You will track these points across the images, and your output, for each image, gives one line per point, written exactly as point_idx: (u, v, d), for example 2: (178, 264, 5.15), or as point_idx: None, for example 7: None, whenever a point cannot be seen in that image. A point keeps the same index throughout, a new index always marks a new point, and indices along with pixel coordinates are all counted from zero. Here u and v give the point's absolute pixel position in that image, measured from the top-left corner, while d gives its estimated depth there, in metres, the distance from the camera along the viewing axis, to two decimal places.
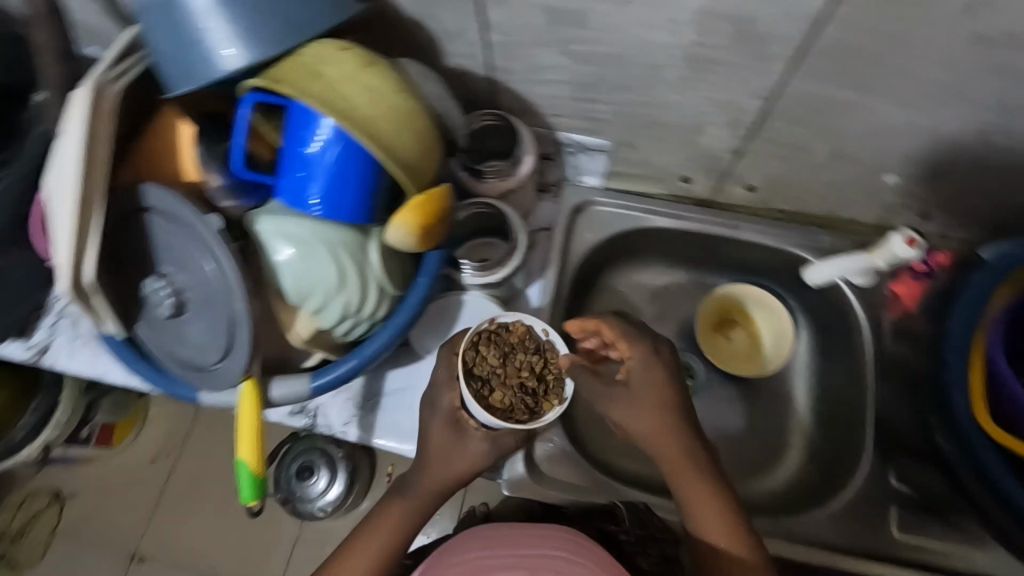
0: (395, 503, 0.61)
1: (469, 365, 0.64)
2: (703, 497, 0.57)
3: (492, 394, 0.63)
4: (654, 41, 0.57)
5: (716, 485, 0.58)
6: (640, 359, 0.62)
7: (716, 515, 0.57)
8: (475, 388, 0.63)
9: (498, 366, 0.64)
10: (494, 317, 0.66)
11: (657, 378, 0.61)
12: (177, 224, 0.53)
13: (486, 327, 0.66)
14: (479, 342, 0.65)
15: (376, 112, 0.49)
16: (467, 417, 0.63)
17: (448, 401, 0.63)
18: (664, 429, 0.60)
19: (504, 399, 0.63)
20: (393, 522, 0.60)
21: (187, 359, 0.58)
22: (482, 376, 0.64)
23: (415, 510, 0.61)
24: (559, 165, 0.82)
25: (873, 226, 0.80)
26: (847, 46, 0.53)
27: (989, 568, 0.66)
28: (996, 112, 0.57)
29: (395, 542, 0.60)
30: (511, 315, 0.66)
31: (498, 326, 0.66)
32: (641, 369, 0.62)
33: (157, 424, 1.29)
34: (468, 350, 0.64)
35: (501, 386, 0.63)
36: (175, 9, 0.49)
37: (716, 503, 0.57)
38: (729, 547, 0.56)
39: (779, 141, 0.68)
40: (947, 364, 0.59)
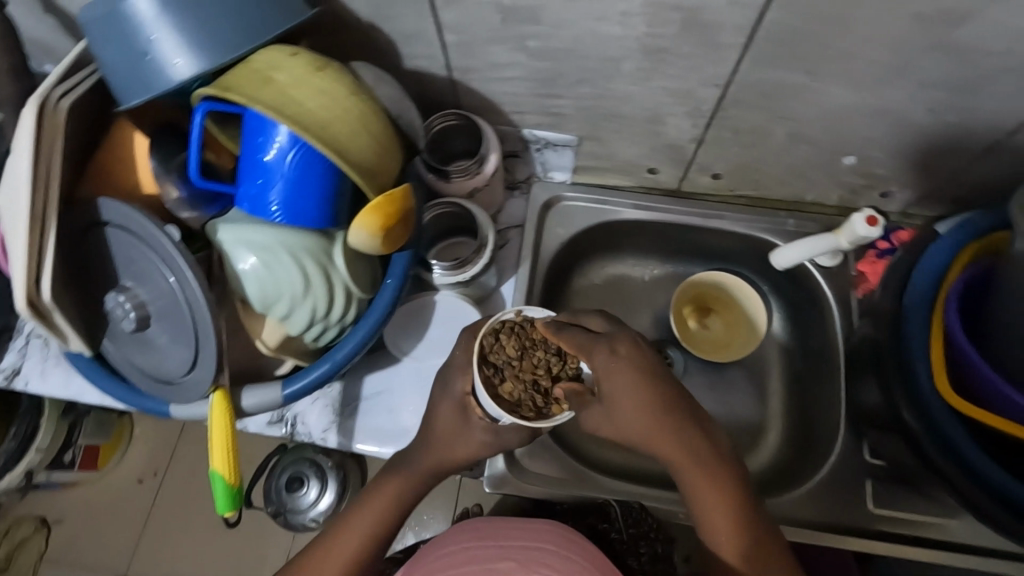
0: (392, 478, 0.62)
1: (485, 351, 0.61)
2: (707, 494, 0.54)
3: (502, 384, 0.59)
4: (607, 34, 0.57)
5: (720, 480, 0.54)
6: (604, 368, 0.54)
7: (724, 510, 0.53)
8: (486, 373, 0.59)
9: (514, 359, 0.61)
10: (522, 310, 0.63)
11: (636, 380, 0.53)
12: (134, 236, 0.53)
13: (511, 319, 0.63)
14: (501, 331, 0.62)
15: (330, 114, 0.50)
16: (473, 405, 0.60)
17: (458, 386, 0.61)
18: (653, 435, 0.54)
19: (514, 392, 0.59)
20: (389, 497, 0.61)
21: (155, 372, 0.57)
22: (496, 365, 0.60)
23: (410, 488, 0.61)
24: (527, 162, 0.82)
25: (837, 208, 0.82)
26: (794, 31, 0.54)
27: (965, 536, 0.68)
28: (943, 90, 0.58)
29: (387, 517, 0.61)
30: (539, 310, 0.63)
31: (524, 321, 0.63)
32: (606, 378, 0.54)
33: (142, 443, 1.28)
34: (488, 336, 0.61)
35: (514, 379, 0.60)
36: (120, 21, 0.49)
37: (723, 498, 0.54)
38: (737, 539, 0.53)
39: (738, 128, 0.69)
40: (907, 336, 0.60)
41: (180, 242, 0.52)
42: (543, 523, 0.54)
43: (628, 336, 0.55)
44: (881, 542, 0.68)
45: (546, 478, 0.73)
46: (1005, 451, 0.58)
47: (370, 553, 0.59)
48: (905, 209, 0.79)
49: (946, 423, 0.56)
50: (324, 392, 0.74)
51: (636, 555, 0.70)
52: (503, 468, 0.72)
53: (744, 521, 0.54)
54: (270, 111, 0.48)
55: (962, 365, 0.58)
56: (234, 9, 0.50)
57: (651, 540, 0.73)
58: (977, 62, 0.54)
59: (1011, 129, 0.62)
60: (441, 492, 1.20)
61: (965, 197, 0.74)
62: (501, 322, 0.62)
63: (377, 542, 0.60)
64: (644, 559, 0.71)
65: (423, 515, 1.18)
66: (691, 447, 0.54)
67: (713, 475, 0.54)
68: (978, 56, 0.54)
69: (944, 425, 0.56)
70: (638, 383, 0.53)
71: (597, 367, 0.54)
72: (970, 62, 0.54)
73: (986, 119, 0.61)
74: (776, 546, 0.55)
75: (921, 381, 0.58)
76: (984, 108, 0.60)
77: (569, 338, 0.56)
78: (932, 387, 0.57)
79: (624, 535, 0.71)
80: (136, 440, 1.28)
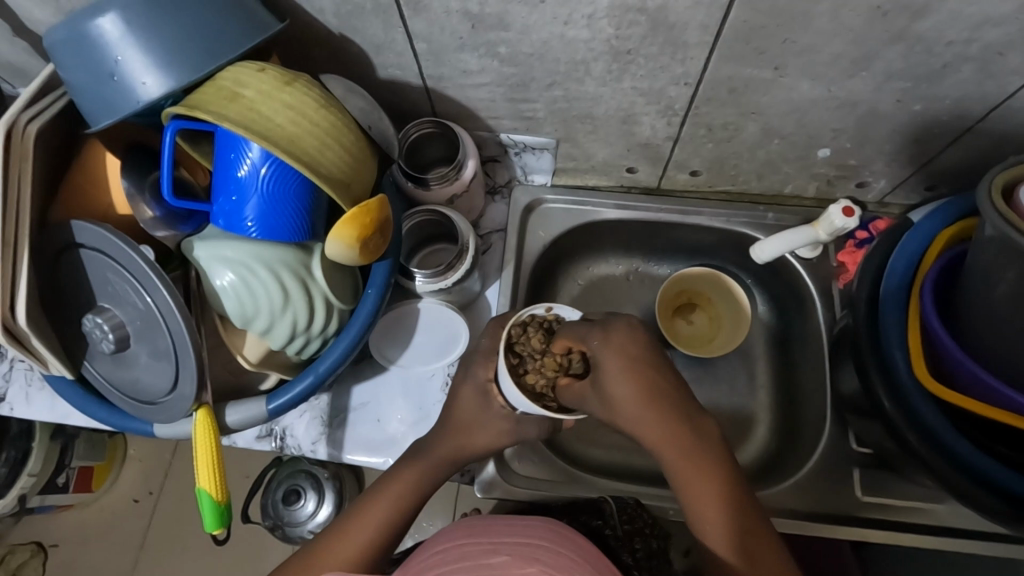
0: (408, 466, 0.62)
1: (512, 340, 0.62)
2: (694, 480, 0.54)
3: (525, 374, 0.61)
4: (573, 37, 0.58)
5: (710, 468, 0.54)
6: (599, 350, 0.57)
7: (711, 498, 0.53)
8: (512, 362, 0.61)
9: (538, 352, 0.62)
10: (552, 308, 0.64)
11: (622, 362, 0.56)
12: (107, 257, 0.52)
13: (542, 316, 0.64)
14: (529, 325, 0.64)
15: (299, 129, 0.50)
16: (495, 393, 0.63)
17: (481, 373, 0.65)
18: (645, 419, 0.56)
19: (536, 384, 0.61)
20: (405, 484, 0.61)
21: (136, 393, 0.57)
22: (520, 354, 0.62)
23: (426, 476, 0.62)
24: (507, 166, 0.83)
25: (815, 199, 0.83)
26: (758, 28, 0.54)
27: (951, 520, 0.68)
28: (907, 80, 0.59)
29: (401, 505, 0.60)
30: (570, 310, 0.64)
31: (553, 319, 0.64)
32: (601, 360, 0.57)
33: (136, 464, 1.27)
34: (516, 326, 0.63)
35: (537, 372, 0.61)
36: (85, 42, 0.48)
37: (712, 486, 0.54)
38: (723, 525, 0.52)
39: (712, 125, 0.70)
40: (882, 325, 0.61)
41: (154, 261, 0.51)
42: (537, 521, 0.54)
43: (623, 322, 0.59)
44: (872, 529, 0.68)
45: (536, 480, 0.74)
46: (985, 435, 0.58)
47: (381, 545, 0.57)
48: (882, 198, 0.80)
49: (924, 409, 0.57)
50: (312, 404, 0.74)
51: (631, 549, 0.64)
52: (495, 474, 0.73)
53: (737, 511, 0.53)
54: (237, 127, 0.47)
55: (937, 351, 0.59)
56: (200, 28, 0.50)
57: (646, 536, 0.68)
58: (938, 51, 0.55)
59: (978, 115, 0.63)
60: (439, 498, 1.19)
61: (939, 184, 0.75)
62: (530, 316, 0.64)
63: (392, 532, 0.58)
64: (639, 555, 0.65)
65: (423, 523, 1.18)
66: (682, 433, 0.55)
67: (704, 462, 0.55)
68: (939, 46, 0.54)
69: (923, 411, 0.57)
70: (630, 363, 0.57)
71: (592, 350, 0.58)
72: (932, 52, 0.55)
73: (952, 107, 0.62)
74: (774, 539, 0.52)
75: (900, 369, 0.59)
76: (950, 96, 0.61)
77: (569, 330, 0.60)
78: (910, 371, 0.58)
79: (618, 531, 0.66)
80: (129, 461, 1.27)
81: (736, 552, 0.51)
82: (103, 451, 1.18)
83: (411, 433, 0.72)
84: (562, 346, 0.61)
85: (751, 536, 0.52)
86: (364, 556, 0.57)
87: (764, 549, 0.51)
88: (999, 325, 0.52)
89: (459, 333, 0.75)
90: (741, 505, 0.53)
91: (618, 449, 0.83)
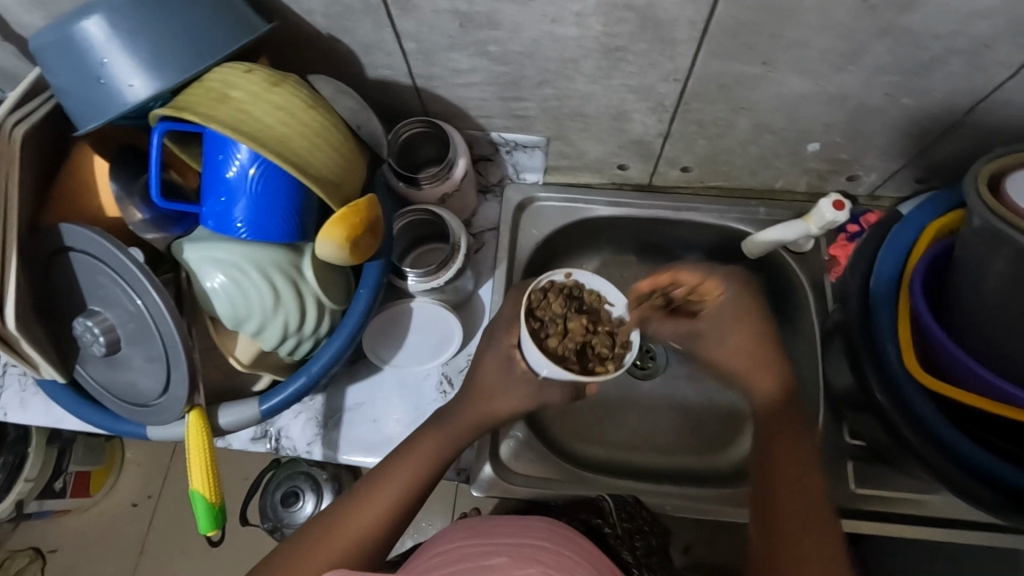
0: (432, 430, 0.62)
1: (532, 306, 0.69)
2: (780, 440, 0.58)
3: (547, 339, 0.66)
4: (562, 35, 0.58)
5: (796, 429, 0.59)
6: (730, 292, 0.63)
7: (791, 459, 0.57)
8: (534, 327, 0.67)
9: (558, 317, 0.68)
10: (571, 274, 0.71)
11: (741, 310, 0.63)
12: (97, 261, 0.52)
13: (561, 282, 0.71)
14: (549, 292, 0.70)
15: (289, 129, 0.50)
16: (518, 359, 0.65)
17: (504, 340, 0.66)
18: (749, 363, 0.61)
19: (558, 348, 0.66)
20: (430, 447, 0.61)
21: (129, 396, 0.57)
22: (542, 318, 0.68)
23: (452, 439, 0.62)
24: (499, 164, 0.83)
25: (806, 194, 0.83)
26: (746, 24, 0.54)
27: (943, 511, 0.68)
28: (896, 73, 0.59)
29: (429, 466, 0.59)
30: (588, 275, 0.71)
31: (573, 284, 0.71)
32: (726, 299, 0.63)
33: (135, 468, 1.27)
34: (536, 293, 0.69)
35: (561, 336, 0.67)
36: (71, 45, 0.48)
37: (794, 447, 0.57)
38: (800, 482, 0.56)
39: (702, 121, 0.70)
40: (875, 314, 0.61)
41: (143, 263, 0.51)
42: (535, 521, 0.55)
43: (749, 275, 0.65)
44: (865, 520, 0.69)
45: (533, 479, 0.74)
46: (979, 426, 0.59)
47: (378, 543, 0.55)
48: (873, 192, 0.81)
49: (917, 400, 0.57)
50: (306, 405, 0.74)
51: (631, 548, 0.64)
52: (490, 473, 0.73)
53: (782, 455, 0.57)
54: (225, 128, 0.47)
55: (930, 341, 0.59)
56: (188, 29, 0.50)
57: (646, 534, 0.67)
58: (926, 44, 0.55)
59: (966, 108, 0.63)
60: (438, 497, 1.20)
61: (930, 177, 0.75)
62: (550, 283, 0.71)
63: (417, 492, 0.58)
64: (640, 553, 0.64)
65: (423, 522, 1.18)
66: (775, 386, 0.60)
67: (790, 420, 0.59)
68: (926, 39, 0.55)
69: (919, 406, 0.57)
70: (748, 311, 0.63)
71: (716, 290, 0.64)
72: (920, 45, 0.55)
73: (941, 100, 0.62)
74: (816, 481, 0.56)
75: (892, 362, 0.59)
76: (938, 89, 0.61)
77: (689, 268, 0.64)
78: (901, 364, 0.58)
79: (617, 529, 0.66)
80: (128, 465, 1.27)
81: (804, 511, 0.54)
82: (101, 455, 1.18)
83: (406, 432, 0.73)
84: (662, 279, 0.65)
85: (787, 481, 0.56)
86: (390, 515, 0.56)
87: (798, 494, 0.55)
88: (990, 316, 0.53)
89: (453, 332, 0.75)
90: (791, 448, 0.57)
91: (614, 447, 0.83)
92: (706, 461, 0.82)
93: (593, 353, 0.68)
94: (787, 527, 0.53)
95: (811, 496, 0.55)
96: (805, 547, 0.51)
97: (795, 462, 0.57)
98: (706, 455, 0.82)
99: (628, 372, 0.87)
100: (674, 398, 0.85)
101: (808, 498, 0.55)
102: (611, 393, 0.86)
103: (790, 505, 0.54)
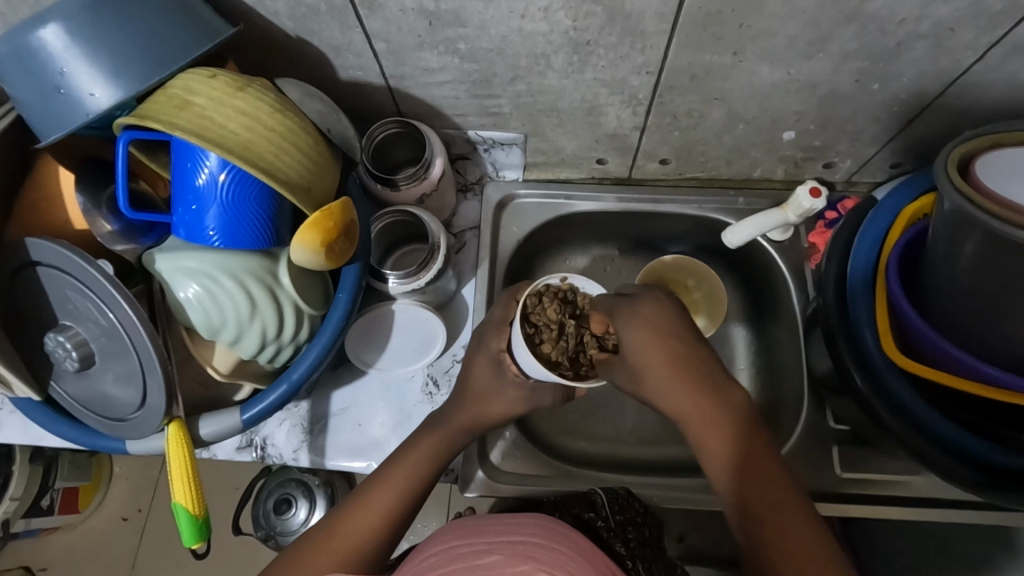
0: (429, 433, 0.63)
1: (527, 310, 0.65)
2: (756, 467, 0.52)
3: (541, 344, 0.64)
4: (531, 30, 0.58)
5: (762, 453, 0.53)
6: (626, 322, 0.59)
7: (764, 484, 0.51)
8: (527, 333, 0.64)
9: (553, 322, 0.65)
10: (567, 278, 0.69)
11: (642, 326, 0.58)
12: (65, 275, 0.51)
13: (557, 286, 0.68)
14: (544, 296, 0.67)
15: (254, 134, 0.49)
16: (508, 362, 0.65)
17: (493, 343, 0.66)
18: (675, 392, 0.56)
19: (552, 353, 0.64)
20: (432, 446, 0.62)
21: (106, 411, 0.57)
22: (536, 324, 0.65)
23: (446, 441, 0.63)
24: (477, 163, 0.83)
25: (784, 182, 0.83)
26: (713, 14, 0.54)
27: (932, 495, 0.67)
28: (864, 59, 0.59)
29: (430, 468, 0.61)
30: (584, 280, 0.69)
31: (568, 288, 0.68)
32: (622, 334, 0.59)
33: (123, 482, 1.26)
34: (530, 297, 0.66)
35: (555, 341, 0.64)
36: (29, 56, 0.47)
37: (763, 475, 0.51)
38: (777, 510, 0.49)
39: (677, 113, 0.70)
40: (851, 302, 0.62)
41: (113, 276, 0.51)
42: (529, 517, 0.54)
43: (657, 303, 0.60)
44: (853, 504, 0.68)
45: (523, 476, 0.74)
46: (957, 407, 0.59)
47: (376, 548, 0.54)
48: (849, 177, 0.81)
49: (894, 384, 0.58)
50: (291, 412, 0.73)
51: (625, 540, 0.62)
52: (482, 475, 0.73)
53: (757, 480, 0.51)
54: (189, 136, 0.47)
55: (906, 327, 0.59)
56: (150, 36, 0.49)
57: (639, 525, 0.65)
58: (891, 30, 0.56)
59: (935, 92, 0.64)
60: (432, 498, 1.19)
61: (904, 161, 0.76)
62: (545, 287, 0.68)
63: (414, 496, 0.58)
64: (634, 544, 0.62)
65: (417, 525, 1.18)
66: (718, 409, 0.55)
67: (754, 446, 0.53)
68: (892, 25, 0.55)
69: (894, 387, 0.57)
70: (657, 348, 0.57)
71: (615, 321, 0.60)
72: (886, 31, 0.56)
73: (911, 85, 0.63)
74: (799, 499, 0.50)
75: (870, 347, 0.59)
76: (906, 74, 0.61)
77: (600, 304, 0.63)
78: (878, 347, 0.59)
79: (611, 522, 0.64)
80: (116, 480, 1.25)
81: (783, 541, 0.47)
82: (89, 471, 1.17)
83: (393, 435, 0.72)
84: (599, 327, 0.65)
85: (766, 505, 0.50)
86: (389, 518, 0.56)
87: (781, 528, 0.48)
88: (963, 295, 0.53)
89: (436, 333, 0.74)
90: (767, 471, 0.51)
91: (603, 441, 0.83)
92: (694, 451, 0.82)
93: (585, 359, 0.66)
94: (772, 549, 0.48)
95: (795, 524, 0.48)
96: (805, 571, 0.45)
97: (770, 491, 0.50)
98: None
99: None
100: None
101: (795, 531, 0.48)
102: (597, 387, 0.86)
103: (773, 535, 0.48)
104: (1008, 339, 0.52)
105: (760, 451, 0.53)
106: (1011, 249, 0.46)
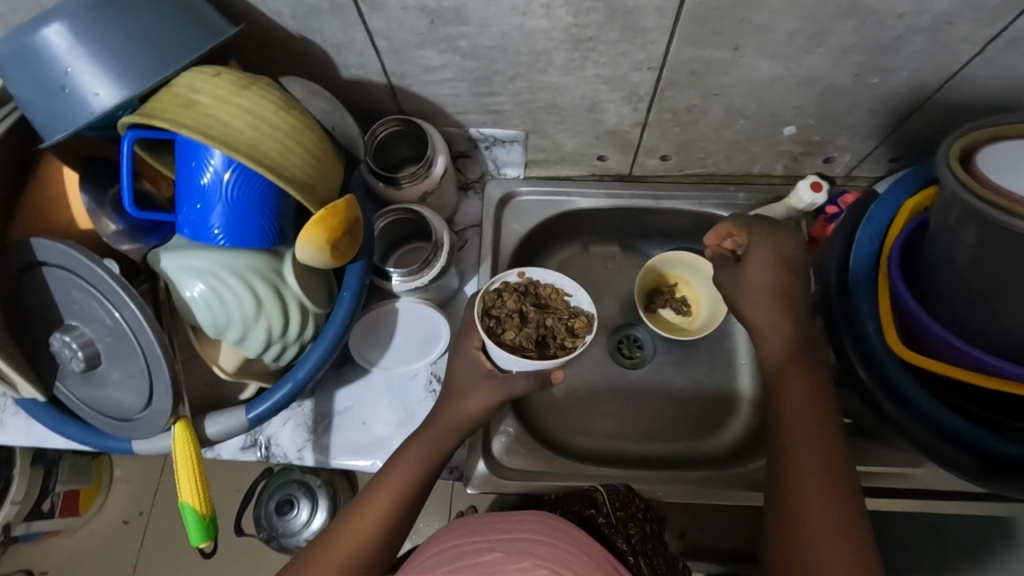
0: (424, 432, 0.62)
1: (488, 306, 0.70)
2: (805, 409, 0.54)
3: (503, 332, 0.69)
4: (533, 27, 0.58)
5: (822, 400, 0.55)
6: (760, 238, 0.63)
7: (809, 428, 0.53)
8: (489, 324, 0.69)
9: (513, 312, 0.70)
10: (525, 272, 0.73)
11: (767, 253, 0.62)
12: (71, 274, 0.52)
13: (516, 281, 0.73)
14: (504, 291, 0.72)
15: (258, 132, 0.49)
16: (483, 358, 0.66)
17: (469, 342, 0.67)
18: (768, 319, 0.59)
19: (514, 339, 0.69)
20: (428, 445, 0.61)
21: (112, 411, 0.57)
22: (498, 315, 0.70)
23: (442, 440, 0.62)
24: (477, 161, 0.83)
25: (783, 177, 0.84)
26: (713, 9, 0.55)
27: (936, 486, 0.67)
28: (863, 53, 0.60)
29: (428, 466, 0.60)
30: (540, 270, 0.73)
31: (528, 282, 0.73)
32: (754, 252, 0.63)
33: (124, 485, 1.25)
34: (489, 293, 0.71)
35: (516, 328, 0.69)
36: (32, 55, 0.47)
37: (813, 420, 0.53)
38: (813, 456, 0.51)
39: (677, 109, 0.70)
40: (854, 293, 0.63)
41: (120, 275, 0.51)
42: (532, 514, 0.54)
43: (793, 232, 0.64)
44: None
45: (524, 472, 0.74)
46: (958, 396, 0.60)
47: (376, 552, 0.54)
48: (849, 172, 0.82)
49: (895, 374, 0.58)
50: (295, 411, 0.73)
51: (625, 535, 0.62)
52: (485, 470, 0.73)
53: (795, 405, 0.55)
54: (194, 134, 0.47)
55: (908, 318, 0.60)
56: (151, 34, 0.49)
57: (640, 521, 0.65)
58: (890, 24, 0.56)
59: (933, 87, 0.64)
60: (434, 498, 1.19)
61: (902, 156, 0.77)
62: (504, 283, 0.72)
63: (412, 497, 0.58)
64: (635, 540, 0.62)
65: (420, 524, 1.18)
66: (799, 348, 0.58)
67: (818, 390, 0.55)
68: (890, 19, 0.55)
69: (896, 382, 0.58)
70: (770, 270, 0.61)
71: (754, 238, 0.63)
72: (884, 25, 0.56)
73: (909, 79, 0.63)
74: (835, 455, 0.52)
75: (873, 338, 0.60)
76: (904, 68, 0.62)
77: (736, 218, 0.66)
78: (882, 339, 0.60)
79: (612, 519, 0.64)
80: (117, 483, 1.25)
81: (798, 493, 0.50)
82: (89, 474, 1.17)
83: (397, 433, 0.72)
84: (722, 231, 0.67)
85: (803, 454, 0.52)
86: (387, 520, 0.56)
87: (822, 476, 0.50)
88: (962, 285, 0.53)
89: (439, 330, 0.75)
90: (809, 401, 0.55)
91: (605, 437, 0.83)
92: (695, 447, 0.82)
93: (552, 340, 0.71)
94: (789, 498, 0.50)
95: (824, 471, 0.50)
96: (809, 500, 0.49)
97: (808, 438, 0.52)
98: (695, 439, 0.82)
99: (616, 362, 0.86)
100: (664, 386, 0.85)
101: (825, 477, 0.50)
102: (598, 382, 0.86)
103: (798, 453, 0.52)
104: (1008, 332, 0.52)
105: (823, 398, 0.55)
106: (1009, 237, 0.46)
